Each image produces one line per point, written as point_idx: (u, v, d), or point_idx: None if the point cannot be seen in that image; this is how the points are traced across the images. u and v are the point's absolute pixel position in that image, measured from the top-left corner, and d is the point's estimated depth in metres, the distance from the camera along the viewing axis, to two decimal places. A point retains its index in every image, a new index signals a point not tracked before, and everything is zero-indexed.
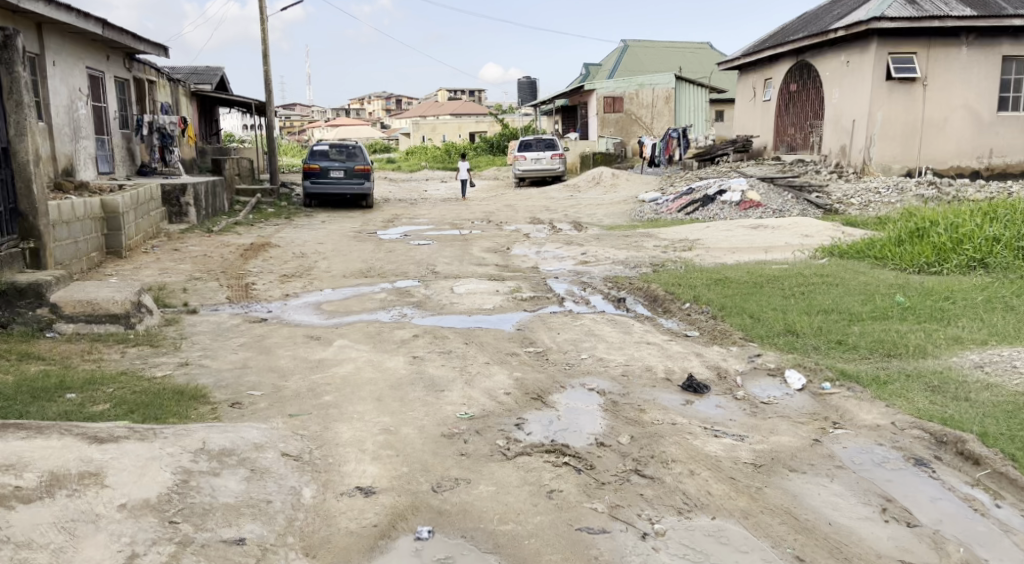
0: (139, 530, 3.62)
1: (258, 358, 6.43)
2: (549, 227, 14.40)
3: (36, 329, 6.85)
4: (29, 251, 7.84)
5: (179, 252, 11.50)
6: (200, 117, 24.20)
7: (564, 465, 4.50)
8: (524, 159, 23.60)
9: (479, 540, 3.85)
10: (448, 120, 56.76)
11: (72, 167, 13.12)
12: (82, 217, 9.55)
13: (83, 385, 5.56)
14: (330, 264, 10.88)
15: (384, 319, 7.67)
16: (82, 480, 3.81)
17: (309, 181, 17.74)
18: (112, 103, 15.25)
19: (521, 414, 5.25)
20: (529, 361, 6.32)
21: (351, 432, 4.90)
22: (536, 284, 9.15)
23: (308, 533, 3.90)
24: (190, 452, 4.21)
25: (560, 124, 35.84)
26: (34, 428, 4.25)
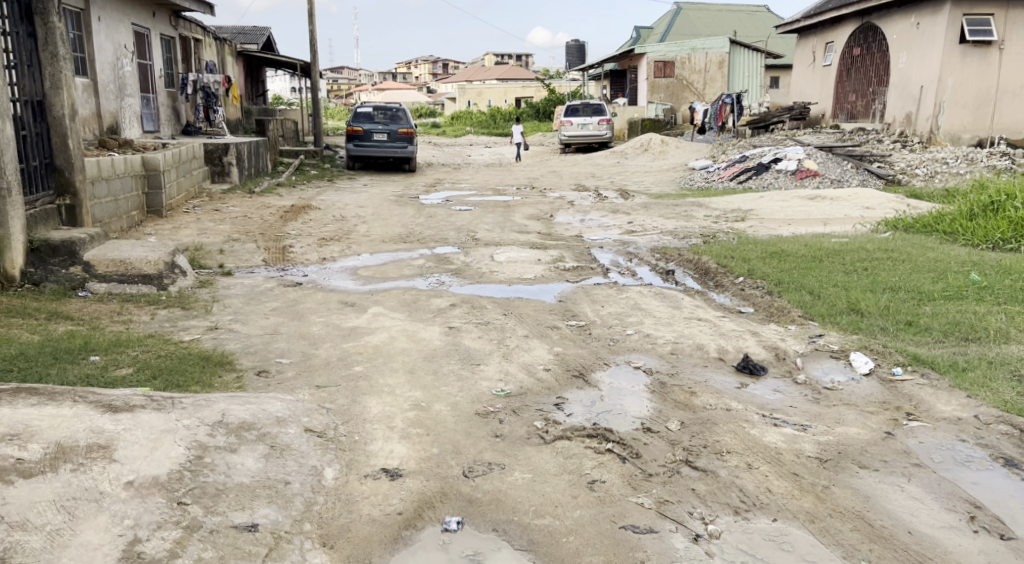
0: (144, 512, 3.10)
1: (289, 324, 6.11)
2: (595, 195, 13.91)
3: (69, 287, 6.52)
4: (65, 209, 7.55)
5: (219, 212, 11.25)
6: (246, 78, 24.01)
7: (606, 452, 4.11)
8: (571, 124, 22.94)
9: (512, 535, 3.47)
10: (494, 85, 56.11)
11: (116, 125, 12.96)
12: (122, 174, 9.31)
13: (107, 347, 5.20)
14: (370, 228, 10.56)
15: (420, 287, 7.32)
16: (90, 453, 3.27)
17: (352, 143, 17.43)
18: (158, 60, 15.02)
19: (561, 392, 4.87)
20: (571, 336, 5.91)
21: (379, 408, 4.56)
22: (579, 254, 8.71)
23: (326, 520, 3.49)
24: (207, 425, 3.73)
25: (608, 90, 35.04)
26: (46, 393, 3.69)
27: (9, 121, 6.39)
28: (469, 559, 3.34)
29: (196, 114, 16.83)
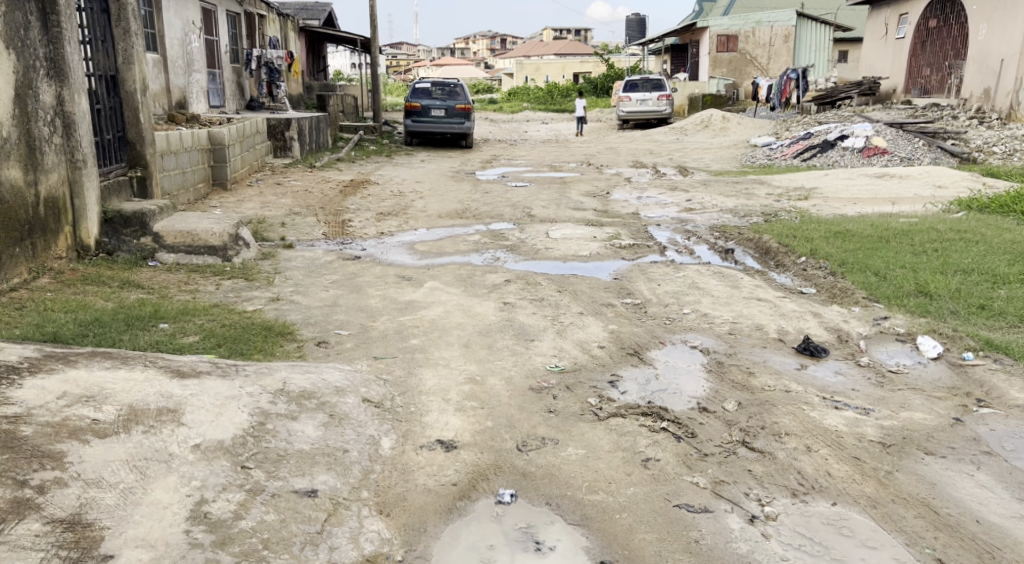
0: (210, 474, 3.14)
1: (348, 297, 6.20)
2: (653, 172, 13.75)
3: (140, 258, 6.75)
4: (136, 180, 7.73)
5: (281, 186, 11.46)
6: (308, 54, 24.30)
7: (661, 430, 4.09)
8: (630, 100, 22.66)
9: (565, 510, 3.48)
10: (552, 60, 55.75)
11: (184, 100, 13.25)
12: (189, 148, 9.52)
13: (175, 316, 5.35)
14: (427, 203, 10.63)
15: (475, 262, 7.35)
16: (160, 416, 3.35)
17: (410, 119, 17.51)
18: (223, 36, 15.27)
19: (615, 370, 4.86)
20: (626, 314, 5.88)
21: (434, 380, 4.61)
22: (635, 231, 8.63)
23: (383, 488, 3.55)
24: (269, 393, 3.82)
25: (669, 65, 34.52)
26: (119, 358, 3.82)
27: (85, 94, 6.54)
28: (523, 531, 3.36)
29: (260, 89, 17.09)
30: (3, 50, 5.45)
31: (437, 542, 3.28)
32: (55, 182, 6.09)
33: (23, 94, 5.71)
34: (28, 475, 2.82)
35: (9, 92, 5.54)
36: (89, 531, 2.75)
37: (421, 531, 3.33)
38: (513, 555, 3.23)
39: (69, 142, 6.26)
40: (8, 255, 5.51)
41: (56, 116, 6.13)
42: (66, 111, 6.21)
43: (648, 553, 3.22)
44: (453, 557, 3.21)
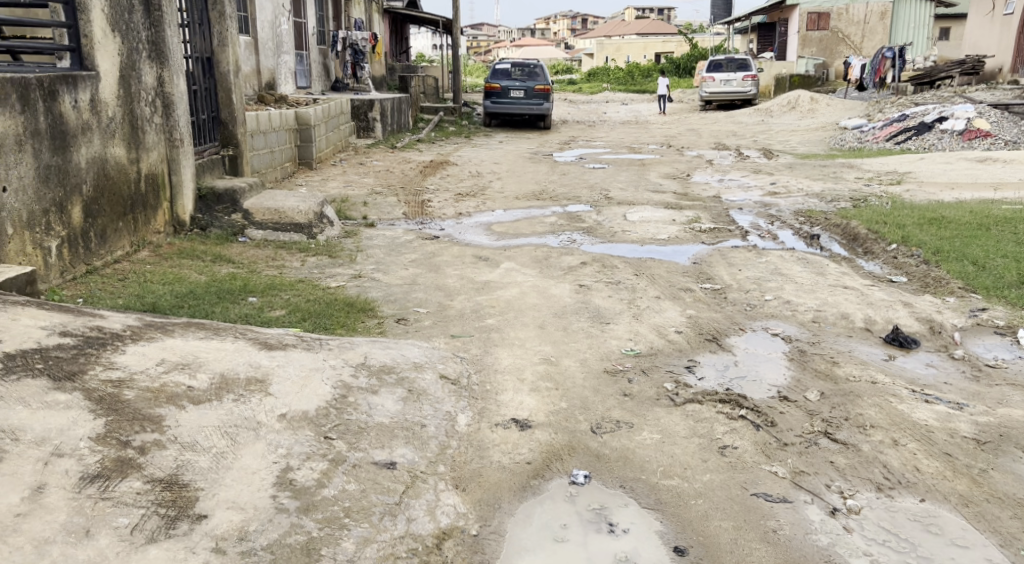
0: (295, 443, 3.25)
1: (427, 276, 6.30)
2: (736, 154, 13.47)
3: (231, 233, 6.99)
4: (228, 159, 7.98)
5: (363, 166, 11.68)
6: (392, 35, 24.59)
7: (740, 418, 4.04)
8: (713, 81, 22.21)
9: (640, 493, 3.48)
10: (635, 40, 55.04)
11: (273, 81, 13.58)
12: (277, 127, 9.78)
13: (264, 290, 5.54)
14: (504, 184, 10.70)
15: (552, 244, 7.35)
16: (249, 386, 3.48)
17: (490, 100, 17.57)
18: (311, 18, 15.57)
19: (693, 355, 4.82)
20: (705, 299, 5.81)
21: (510, 359, 4.66)
22: (716, 215, 8.48)
23: (459, 463, 3.61)
24: (351, 366, 3.93)
25: (755, 45, 33.71)
26: (211, 329, 3.99)
27: (183, 75, 6.79)
28: (596, 512, 3.37)
29: (344, 71, 17.39)
30: (110, 33, 5.69)
31: (511, 519, 3.32)
32: (154, 160, 6.36)
33: (127, 76, 5.95)
34: (130, 436, 2.95)
35: (115, 73, 5.78)
36: (185, 492, 2.82)
37: (495, 507, 3.38)
38: (586, 535, 3.24)
39: (168, 121, 6.52)
40: (113, 229, 5.78)
41: (156, 97, 6.38)
42: (165, 92, 6.46)
43: (724, 541, 3.19)
44: (526, 535, 3.24)
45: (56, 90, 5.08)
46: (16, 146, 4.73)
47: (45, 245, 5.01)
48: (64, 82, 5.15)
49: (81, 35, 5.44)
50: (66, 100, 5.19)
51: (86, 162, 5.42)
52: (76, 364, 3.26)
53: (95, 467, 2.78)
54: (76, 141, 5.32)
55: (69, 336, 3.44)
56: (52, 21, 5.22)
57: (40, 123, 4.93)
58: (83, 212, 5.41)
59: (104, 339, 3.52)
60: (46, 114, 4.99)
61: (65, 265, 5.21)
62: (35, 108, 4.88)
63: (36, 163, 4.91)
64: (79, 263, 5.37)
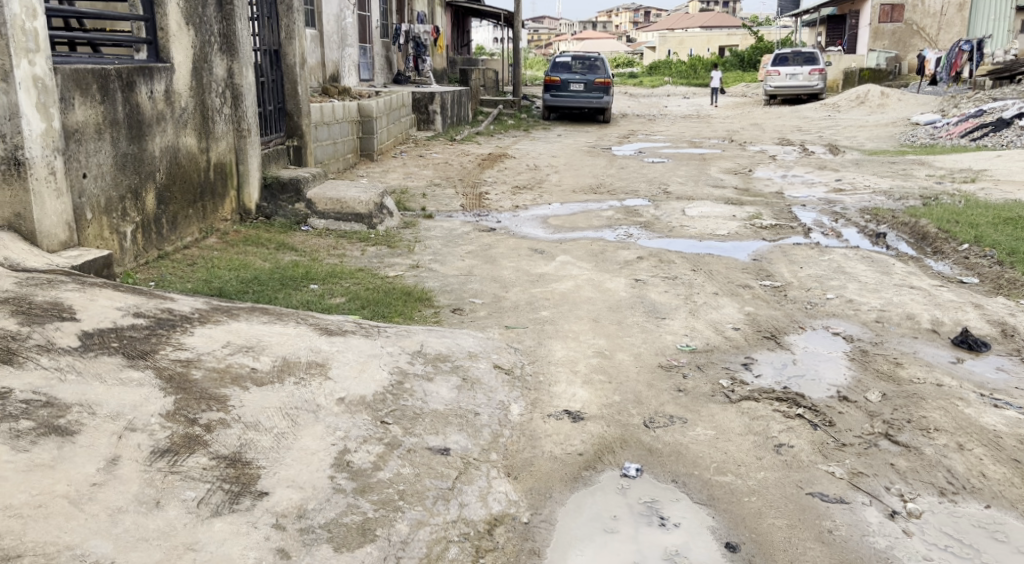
0: (353, 426, 3.34)
1: (483, 267, 6.36)
2: (801, 150, 13.22)
3: (295, 222, 7.16)
4: (293, 150, 8.17)
5: (423, 158, 11.81)
6: (454, 29, 24.80)
7: (797, 417, 4.00)
8: (779, 74, 21.78)
9: (692, 488, 3.48)
10: (698, 33, 54.46)
11: (337, 74, 13.81)
12: (341, 119, 9.97)
13: (325, 278, 5.67)
14: (562, 177, 10.71)
15: (609, 238, 7.35)
16: (309, 369, 3.60)
17: (549, 93, 17.57)
18: (376, 12, 15.79)
19: (751, 352, 4.78)
20: (764, 296, 5.75)
21: (564, 352, 4.70)
22: (778, 212, 8.36)
23: (512, 452, 3.65)
24: (408, 354, 4.03)
25: (824, 37, 32.97)
26: (274, 314, 4.12)
27: (251, 68, 6.98)
28: (647, 506, 3.38)
29: (407, 64, 17.60)
30: (184, 26, 5.88)
31: (562, 508, 3.35)
32: (223, 149, 6.57)
33: (200, 68, 6.15)
34: (197, 414, 3.08)
35: (188, 65, 5.98)
36: (248, 470, 2.91)
37: (546, 496, 3.41)
38: (637, 528, 3.25)
39: (236, 112, 6.72)
40: (183, 216, 5.99)
41: (226, 88, 6.58)
42: (234, 84, 6.65)
43: (778, 539, 3.16)
44: (578, 525, 3.26)
45: (134, 81, 5.28)
46: (96, 134, 4.92)
47: (121, 230, 5.21)
48: (141, 74, 5.35)
49: (158, 28, 5.63)
50: (143, 91, 5.39)
51: (160, 151, 5.62)
52: (148, 344, 3.41)
53: (165, 442, 2.90)
54: (151, 130, 5.52)
55: (142, 317, 3.60)
56: (130, 15, 5.42)
57: (118, 113, 5.13)
58: (156, 199, 5.62)
59: (174, 321, 3.67)
60: (124, 104, 5.18)
61: (139, 249, 5.42)
62: (114, 98, 5.08)
63: (114, 152, 5.10)
64: (152, 248, 5.58)
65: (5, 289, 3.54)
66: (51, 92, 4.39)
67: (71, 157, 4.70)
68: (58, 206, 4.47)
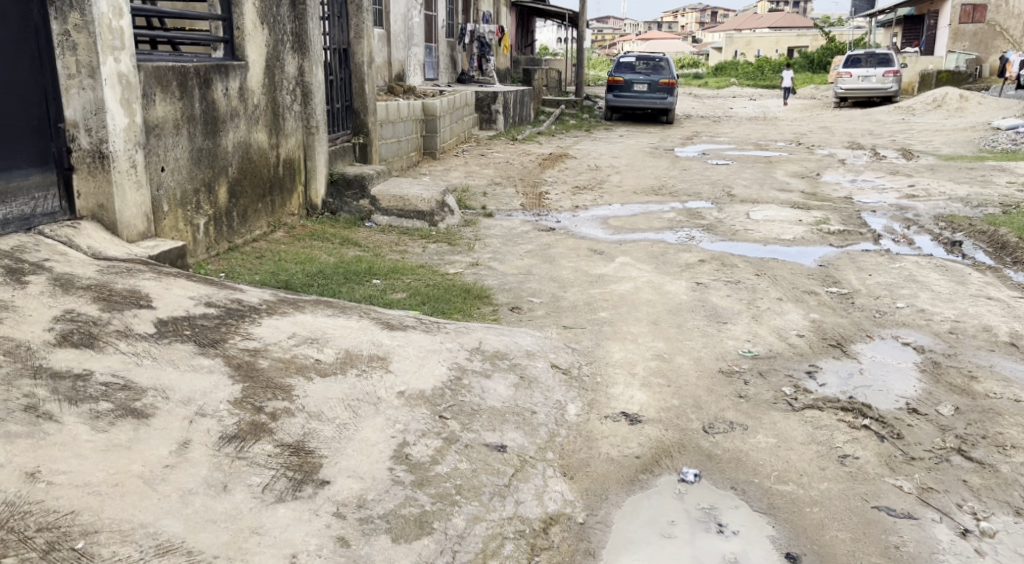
0: (412, 419, 3.38)
1: (542, 267, 6.37)
2: (872, 154, 12.90)
3: (359, 218, 7.27)
4: (359, 147, 8.29)
5: (484, 157, 11.86)
6: (518, 29, 24.85)
7: (863, 428, 3.91)
8: (850, 76, 21.27)
9: (752, 496, 3.43)
10: (766, 34, 53.52)
11: (402, 73, 13.95)
12: (405, 117, 10.09)
13: (387, 273, 5.75)
14: (623, 178, 10.64)
15: (670, 240, 7.29)
16: (371, 362, 3.66)
17: (612, 94, 17.48)
18: (442, 12, 15.93)
19: (815, 360, 4.68)
20: (831, 303, 5.62)
21: (622, 353, 4.67)
22: (847, 217, 8.17)
23: (568, 452, 3.65)
24: (466, 350, 4.06)
25: (900, 38, 32.13)
26: (338, 308, 4.20)
27: (321, 66, 7.10)
28: (705, 512, 3.34)
29: (471, 64, 17.71)
30: (259, 25, 6.02)
31: (617, 510, 3.33)
32: (292, 146, 6.72)
33: (273, 66, 6.29)
34: (263, 403, 3.16)
35: (262, 63, 6.12)
36: (311, 458, 2.97)
37: (603, 498, 3.39)
38: (695, 534, 3.22)
39: (306, 109, 6.86)
40: (253, 209, 6.14)
41: (296, 86, 6.73)
42: (305, 81, 6.79)
43: (841, 552, 3.10)
44: (634, 528, 3.24)
45: (210, 78, 5.43)
46: (175, 129, 5.08)
47: (195, 222, 5.37)
48: (218, 71, 5.50)
49: (234, 27, 5.78)
50: (218, 88, 5.54)
51: (233, 146, 5.77)
52: (218, 333, 3.51)
53: (233, 428, 2.98)
54: (225, 126, 5.67)
55: (213, 307, 3.71)
56: (209, 14, 5.58)
57: (195, 109, 5.29)
58: (228, 193, 5.77)
59: (243, 311, 3.77)
60: (201, 100, 5.34)
61: (211, 241, 5.57)
62: (191, 95, 5.24)
63: (190, 146, 5.26)
64: (223, 241, 5.73)
65: (86, 276, 3.68)
66: (134, 88, 4.55)
67: (151, 152, 4.86)
68: (137, 198, 4.62)
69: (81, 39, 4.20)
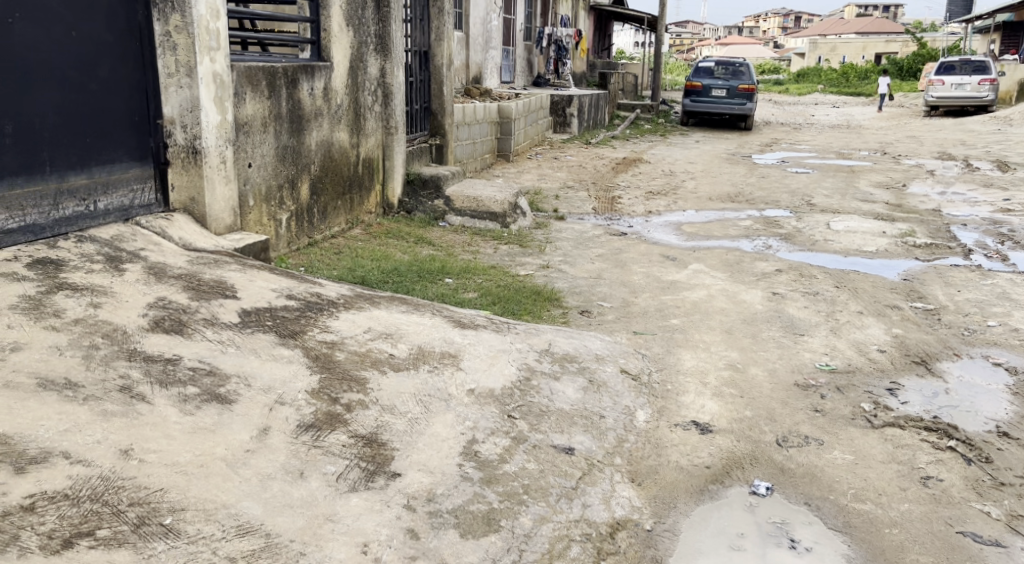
0: (482, 417, 3.41)
1: (613, 271, 6.34)
2: (964, 165, 12.44)
3: (433, 218, 7.38)
4: (435, 148, 8.42)
5: (557, 160, 11.88)
6: (596, 32, 24.80)
7: (948, 450, 3.79)
8: (943, 84, 20.51)
9: (827, 513, 3.35)
10: (852, 40, 52.06)
11: (479, 75, 14.08)
12: (481, 119, 10.18)
13: (460, 273, 5.82)
14: (698, 185, 10.50)
15: (746, 248, 7.17)
16: (443, 359, 3.72)
17: (689, 99, 17.26)
18: (520, 15, 16.03)
19: (897, 377, 4.55)
20: (915, 319, 5.45)
21: (693, 361, 4.63)
22: (934, 230, 7.89)
23: (636, 458, 3.63)
24: (536, 351, 4.08)
25: (997, 46, 30.90)
26: (411, 304, 4.27)
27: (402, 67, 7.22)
28: (777, 526, 3.28)
29: (547, 67, 17.75)
30: (345, 27, 6.18)
31: (686, 519, 3.30)
32: (372, 145, 6.86)
33: (356, 67, 6.44)
34: (339, 394, 3.24)
35: (346, 64, 6.27)
36: (384, 450, 3.03)
37: (671, 506, 3.37)
38: (766, 548, 3.16)
39: (386, 110, 6.99)
40: (333, 206, 6.29)
41: (378, 87, 6.86)
42: (386, 82, 6.91)
43: None
44: (703, 539, 3.20)
45: (298, 78, 5.59)
46: (262, 127, 5.25)
47: (278, 217, 5.53)
48: (305, 71, 5.66)
49: (321, 29, 5.94)
50: (305, 87, 5.70)
51: (316, 144, 5.93)
52: (298, 325, 3.62)
53: (310, 418, 3.07)
54: (309, 124, 5.83)
55: (294, 300, 3.82)
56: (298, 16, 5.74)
57: (282, 107, 5.45)
58: (310, 189, 5.92)
59: (321, 304, 3.87)
60: (287, 99, 5.50)
61: (292, 236, 5.74)
62: (279, 94, 5.40)
63: (276, 144, 5.42)
64: (303, 236, 5.90)
65: (177, 265, 3.84)
66: (226, 87, 4.71)
67: (240, 148, 5.03)
68: (226, 192, 4.78)
69: (181, 40, 4.38)
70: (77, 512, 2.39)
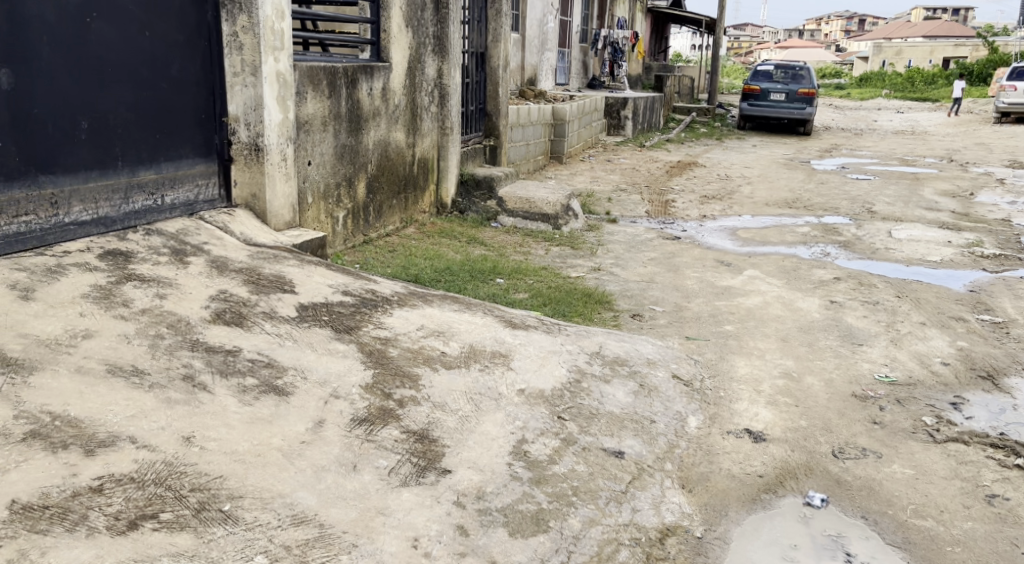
0: (532, 418, 3.42)
1: (665, 275, 6.30)
2: None
3: (486, 218, 7.42)
4: (489, 149, 8.46)
5: (611, 163, 11.83)
6: (652, 35, 24.64)
7: (1014, 468, 3.67)
8: (1015, 90, 19.88)
9: (884, 527, 3.28)
10: (918, 44, 50.76)
11: (534, 77, 14.10)
12: (535, 121, 10.19)
13: (511, 273, 5.84)
14: (754, 190, 10.36)
15: (803, 255, 7.05)
16: (494, 358, 3.73)
17: (747, 102, 17.00)
18: (577, 17, 16.01)
19: (960, 391, 4.42)
20: (981, 332, 5.29)
21: (746, 369, 4.57)
22: (1002, 240, 7.65)
23: (687, 464, 3.59)
24: (587, 354, 4.07)
25: None
26: (463, 303, 4.30)
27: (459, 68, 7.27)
28: (832, 539, 3.22)
29: (602, 69, 17.69)
30: (404, 28, 6.24)
31: (737, 528, 3.26)
32: (427, 145, 6.92)
33: (414, 68, 6.51)
34: (392, 389, 3.28)
35: (404, 64, 6.33)
36: (435, 447, 3.06)
37: (722, 514, 3.33)
38: (820, 560, 3.11)
39: (442, 111, 7.05)
40: (388, 205, 6.37)
41: (434, 87, 6.91)
42: (443, 83, 6.96)
43: None
44: (755, 549, 3.16)
45: (357, 78, 5.67)
46: (322, 126, 5.33)
47: (335, 215, 5.62)
48: (364, 72, 5.74)
49: (381, 30, 6.02)
50: (364, 88, 5.78)
51: (373, 144, 6.01)
52: (353, 320, 3.68)
53: (364, 412, 3.11)
54: (367, 124, 5.91)
55: (349, 296, 3.88)
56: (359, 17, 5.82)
57: (341, 107, 5.53)
58: (366, 188, 6.01)
59: (376, 301, 3.92)
60: (347, 99, 5.58)
61: (348, 233, 5.83)
62: (339, 94, 5.49)
63: (335, 142, 5.51)
64: (359, 233, 5.98)
65: (238, 260, 3.93)
66: (289, 86, 4.80)
67: (300, 146, 5.12)
68: (286, 189, 4.87)
69: (247, 40, 4.47)
70: (142, 495, 2.46)
